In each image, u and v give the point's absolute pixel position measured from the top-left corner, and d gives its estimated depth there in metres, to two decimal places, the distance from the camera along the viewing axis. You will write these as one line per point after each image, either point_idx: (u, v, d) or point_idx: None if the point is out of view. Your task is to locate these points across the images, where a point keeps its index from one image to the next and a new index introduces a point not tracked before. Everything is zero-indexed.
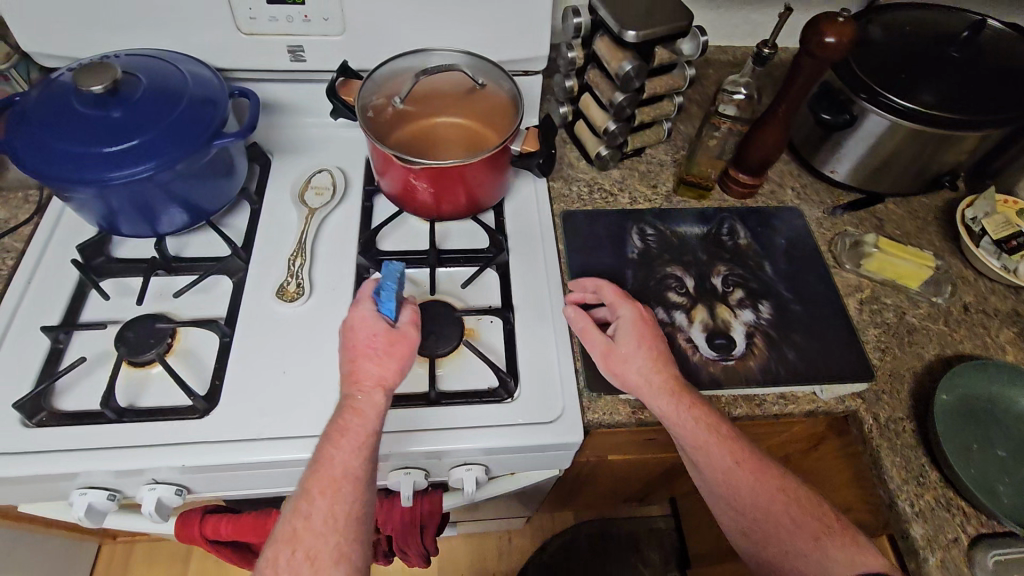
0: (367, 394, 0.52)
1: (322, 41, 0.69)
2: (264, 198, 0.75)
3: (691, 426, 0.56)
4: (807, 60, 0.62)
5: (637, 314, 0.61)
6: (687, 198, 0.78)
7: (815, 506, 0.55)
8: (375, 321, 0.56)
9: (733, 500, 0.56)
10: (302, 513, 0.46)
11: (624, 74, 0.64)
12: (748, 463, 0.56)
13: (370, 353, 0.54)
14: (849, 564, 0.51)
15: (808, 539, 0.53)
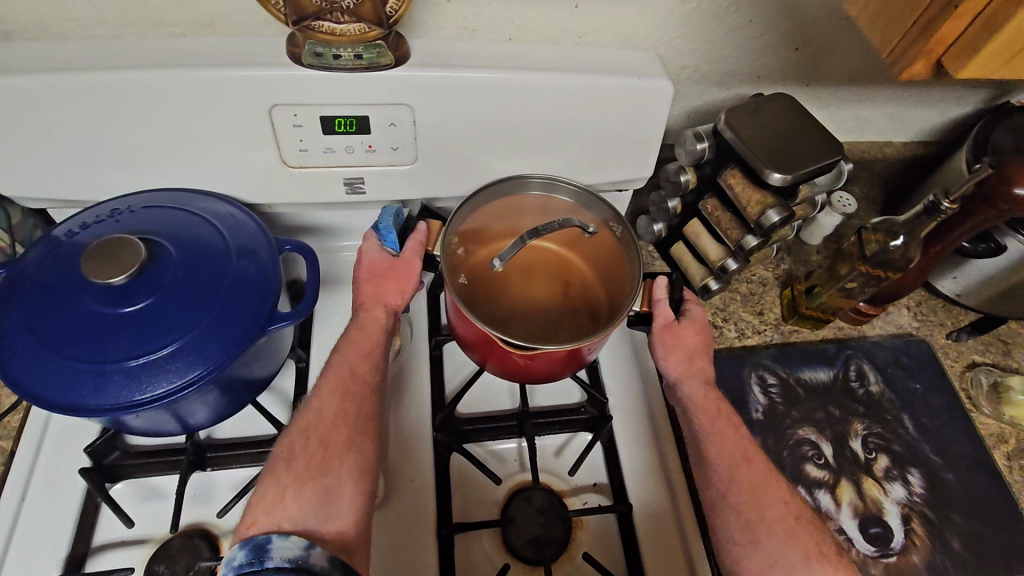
0: (369, 312, 0.53)
1: (388, 171, 0.56)
2: (312, 350, 0.62)
3: (708, 412, 0.52)
4: (986, 209, 0.54)
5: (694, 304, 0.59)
6: (800, 328, 0.69)
7: (819, 533, 0.47)
8: (375, 252, 0.56)
9: (739, 502, 0.47)
10: (317, 411, 0.47)
11: (769, 224, 0.54)
12: (760, 464, 0.49)
13: (375, 278, 0.55)
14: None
15: (798, 555, 0.45)
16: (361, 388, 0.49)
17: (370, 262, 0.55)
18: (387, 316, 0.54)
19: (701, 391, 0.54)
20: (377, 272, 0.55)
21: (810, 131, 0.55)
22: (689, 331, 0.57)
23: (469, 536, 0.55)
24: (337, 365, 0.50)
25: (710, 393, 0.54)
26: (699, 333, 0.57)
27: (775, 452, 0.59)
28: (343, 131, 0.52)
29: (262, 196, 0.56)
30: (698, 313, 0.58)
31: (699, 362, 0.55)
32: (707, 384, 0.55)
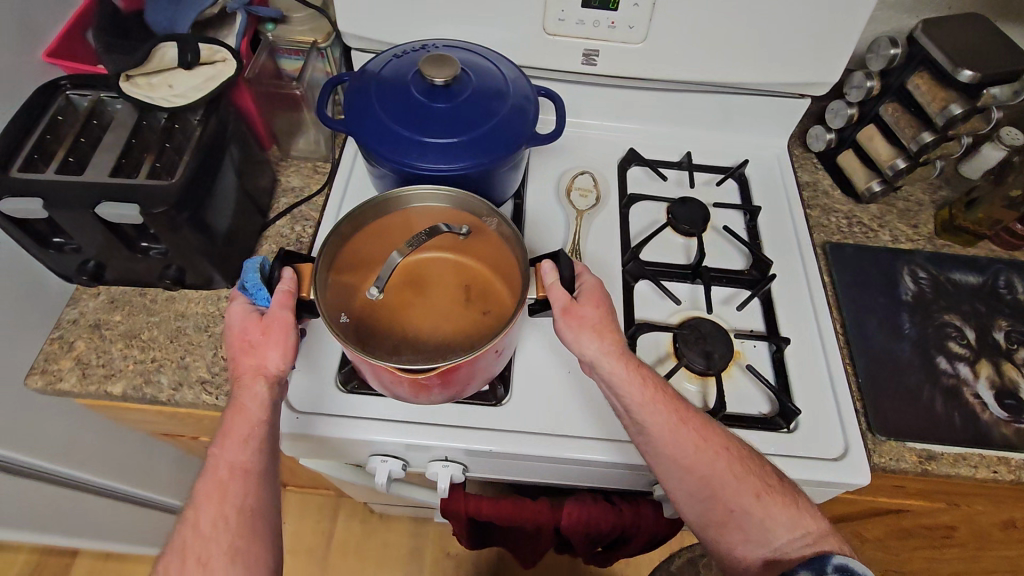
0: (244, 386, 0.50)
1: (620, 47, 0.70)
2: (527, 193, 0.76)
3: (638, 393, 0.53)
4: None
5: (587, 288, 0.57)
6: (951, 243, 0.75)
7: (759, 469, 0.53)
8: (239, 318, 0.52)
9: (688, 466, 0.52)
10: (229, 432, 0.48)
11: (949, 116, 0.62)
12: (691, 421, 0.54)
13: (248, 344, 0.51)
14: (793, 529, 0.51)
15: (748, 497, 0.52)
16: (255, 408, 0.49)
17: (240, 325, 0.52)
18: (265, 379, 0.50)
19: (631, 373, 0.54)
20: (245, 340, 0.51)
21: (999, 44, 0.62)
22: (592, 311, 0.55)
23: (643, 344, 0.67)
24: (233, 407, 0.50)
25: (636, 367, 0.54)
26: (604, 306, 0.56)
27: (921, 328, 0.67)
28: (598, 5, 0.66)
29: (518, 58, 0.72)
30: (594, 285, 0.57)
31: (610, 334, 0.55)
32: (622, 352, 0.55)
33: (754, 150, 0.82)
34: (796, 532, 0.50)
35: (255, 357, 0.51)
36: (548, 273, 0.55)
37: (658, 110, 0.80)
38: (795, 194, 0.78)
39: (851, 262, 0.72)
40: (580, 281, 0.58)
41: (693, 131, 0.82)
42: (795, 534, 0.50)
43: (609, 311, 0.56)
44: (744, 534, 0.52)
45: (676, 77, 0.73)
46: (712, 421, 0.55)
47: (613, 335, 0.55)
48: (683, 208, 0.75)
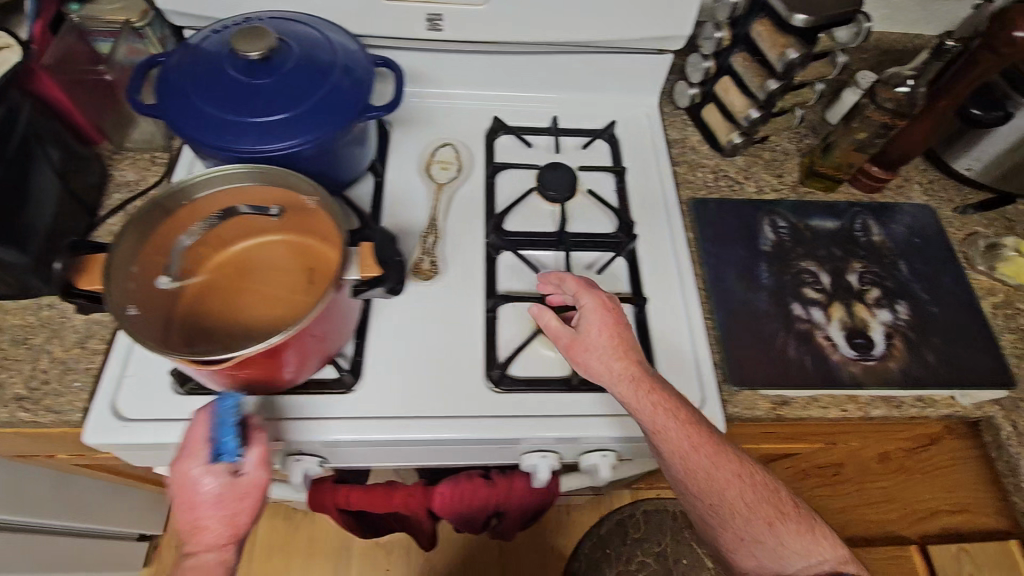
0: (199, 553, 0.48)
1: (464, 10, 0.67)
2: (388, 168, 0.73)
3: (647, 415, 0.54)
4: (988, 57, 0.59)
5: (595, 309, 0.57)
6: (815, 189, 0.76)
7: (780, 495, 0.55)
8: (226, 479, 0.49)
9: (703, 494, 0.54)
10: (203, 561, 0.47)
11: (787, 62, 0.62)
12: (706, 448, 0.54)
13: (224, 508, 0.49)
14: (808, 555, 0.52)
15: (761, 525, 0.53)
16: (228, 551, 0.49)
17: (239, 485, 0.49)
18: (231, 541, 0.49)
19: (665, 398, 0.54)
20: (237, 499, 0.49)
21: None
22: (598, 333, 0.57)
23: (505, 316, 0.66)
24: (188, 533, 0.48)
25: (661, 390, 0.54)
26: (617, 328, 0.57)
27: (779, 277, 0.68)
28: None
29: (359, 28, 0.68)
30: (610, 306, 0.58)
31: (623, 357, 0.55)
32: (638, 378, 0.55)
33: (624, 110, 0.81)
34: (811, 559, 0.52)
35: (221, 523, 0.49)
36: (542, 316, 0.59)
37: (523, 76, 0.78)
38: (662, 152, 0.78)
39: (713, 216, 0.72)
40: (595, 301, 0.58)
41: (561, 94, 0.81)
42: (809, 561, 0.52)
43: (622, 332, 0.57)
44: (758, 560, 0.54)
45: (529, 39, 0.71)
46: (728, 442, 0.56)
47: (626, 356, 0.56)
48: (553, 172, 0.74)
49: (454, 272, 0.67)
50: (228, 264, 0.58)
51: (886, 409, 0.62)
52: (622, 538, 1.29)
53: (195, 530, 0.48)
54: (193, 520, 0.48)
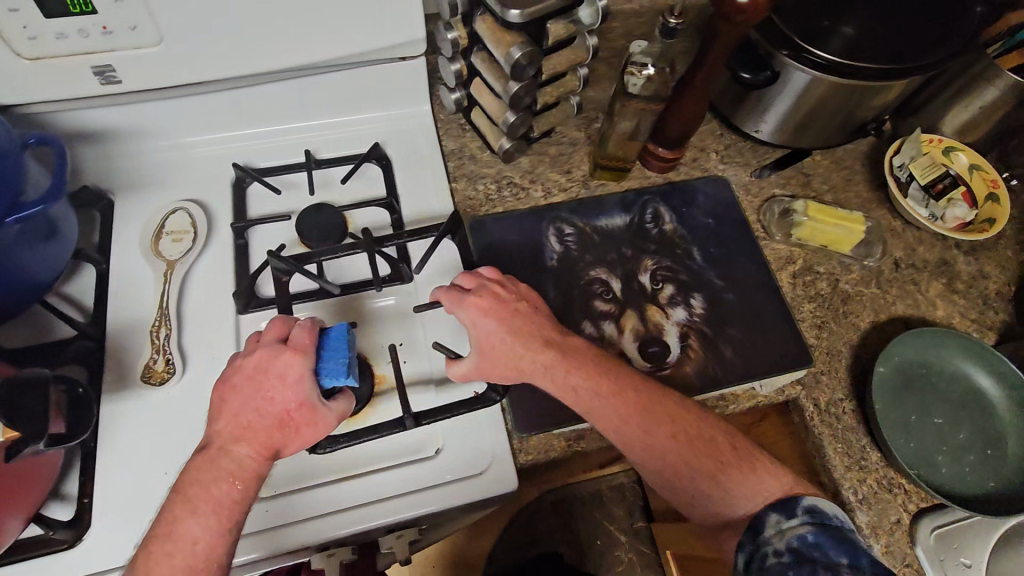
0: (161, 549, 0.43)
1: (135, 55, 0.55)
2: (110, 252, 0.62)
3: (581, 395, 0.52)
4: (722, 24, 0.54)
5: (475, 307, 0.54)
6: (605, 180, 0.71)
7: (701, 445, 0.51)
8: (297, 386, 0.49)
9: (642, 458, 0.52)
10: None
11: (514, 63, 0.54)
12: (633, 412, 0.51)
13: (282, 426, 0.48)
14: (755, 498, 0.50)
15: (709, 478, 0.51)
16: (207, 531, 0.45)
17: (289, 401, 0.49)
18: (264, 465, 0.48)
19: (583, 376, 0.52)
20: (286, 419, 0.49)
21: None
22: (491, 326, 0.54)
23: None
24: (157, 541, 0.44)
25: (584, 364, 0.53)
26: (516, 316, 0.55)
27: (566, 294, 0.63)
28: (65, 13, 0.50)
29: (14, 95, 0.56)
30: (493, 293, 0.56)
31: (526, 333, 0.54)
32: (546, 346, 0.53)
33: (393, 126, 0.73)
34: (757, 500, 0.50)
35: (277, 443, 0.48)
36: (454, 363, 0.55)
37: (261, 110, 0.68)
38: (437, 168, 0.70)
39: (494, 237, 0.66)
40: (492, 292, 0.56)
41: (317, 120, 0.71)
42: (754, 501, 0.50)
43: (526, 313, 0.55)
44: (714, 511, 0.51)
45: (240, 72, 0.60)
46: (674, 396, 0.53)
47: (534, 342, 0.54)
48: (313, 213, 0.65)
49: (197, 365, 0.57)
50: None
51: None
52: (530, 538, 1.25)
53: (166, 548, 0.44)
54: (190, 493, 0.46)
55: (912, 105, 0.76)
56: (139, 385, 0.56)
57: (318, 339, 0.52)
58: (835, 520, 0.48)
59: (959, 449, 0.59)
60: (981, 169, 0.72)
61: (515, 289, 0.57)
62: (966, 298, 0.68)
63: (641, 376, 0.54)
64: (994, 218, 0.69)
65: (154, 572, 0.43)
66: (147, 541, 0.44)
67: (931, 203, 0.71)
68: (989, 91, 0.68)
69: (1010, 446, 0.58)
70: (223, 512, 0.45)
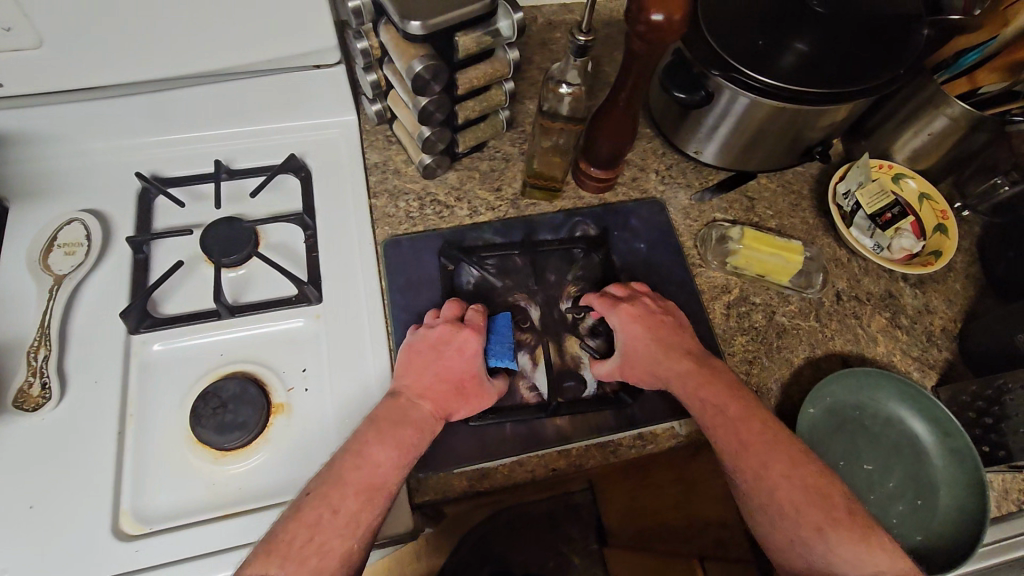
0: (368, 465, 0.46)
1: (14, 57, 0.51)
2: None
3: (709, 410, 0.51)
4: (637, 42, 0.51)
5: (627, 313, 0.56)
6: (536, 200, 0.67)
7: (824, 497, 0.47)
8: (475, 358, 0.53)
9: (749, 488, 0.49)
10: (333, 501, 0.44)
11: (415, 76, 0.51)
12: (755, 426, 0.50)
13: (457, 393, 0.52)
14: (861, 567, 0.44)
15: (809, 531, 0.46)
16: (391, 461, 0.47)
17: (464, 372, 0.53)
18: (439, 424, 0.51)
19: (712, 392, 0.52)
20: (461, 386, 0.52)
21: None
22: (638, 331, 0.56)
23: (149, 428, 0.54)
24: (352, 456, 0.46)
25: (718, 379, 0.53)
26: (663, 328, 0.56)
27: None
28: None
29: None
30: (645, 305, 0.58)
31: (670, 337, 0.56)
32: (691, 354, 0.55)
33: (316, 135, 0.69)
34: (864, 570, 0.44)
35: (451, 408, 0.51)
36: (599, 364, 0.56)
37: (171, 117, 0.64)
38: (357, 183, 0.66)
39: (410, 258, 0.62)
40: (640, 303, 0.58)
41: (234, 128, 0.68)
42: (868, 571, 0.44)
43: (670, 326, 0.57)
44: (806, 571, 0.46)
45: (140, 78, 0.57)
46: (792, 438, 0.50)
47: (678, 349, 0.55)
48: (221, 228, 0.62)
49: (78, 388, 0.54)
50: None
51: (601, 457, 0.55)
52: None
53: (356, 462, 0.46)
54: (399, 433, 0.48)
55: (863, 128, 0.72)
56: (11, 411, 0.52)
57: (488, 324, 0.56)
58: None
59: (888, 499, 0.56)
60: (932, 199, 0.68)
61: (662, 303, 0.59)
62: (909, 334, 0.65)
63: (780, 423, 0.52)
64: (941, 249, 0.66)
65: (317, 490, 0.44)
66: (345, 451, 0.47)
67: (877, 233, 0.68)
68: (938, 118, 0.64)
69: (942, 498, 0.55)
70: (405, 451, 0.47)
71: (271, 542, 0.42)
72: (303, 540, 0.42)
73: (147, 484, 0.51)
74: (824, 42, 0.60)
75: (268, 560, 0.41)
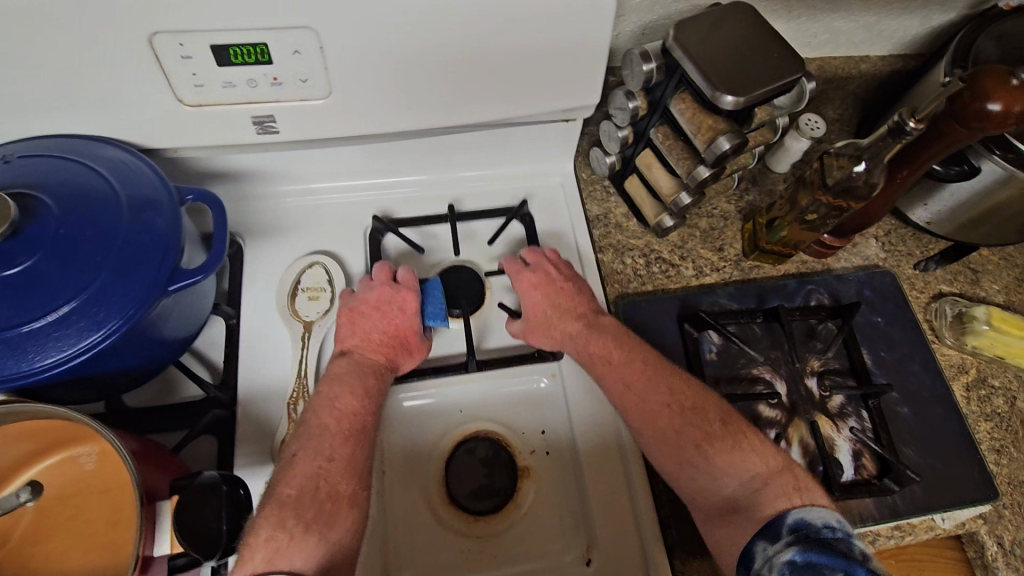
0: (329, 401, 0.48)
1: (301, 107, 0.51)
2: (240, 305, 0.58)
3: (597, 360, 0.53)
4: (956, 127, 0.49)
5: (529, 283, 0.58)
6: (761, 263, 0.66)
7: (698, 414, 0.48)
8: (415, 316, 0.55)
9: (644, 428, 0.50)
10: (324, 450, 0.45)
11: (718, 152, 0.49)
12: (638, 376, 0.51)
13: (400, 344, 0.54)
14: (736, 472, 0.45)
15: (689, 448, 0.47)
16: (367, 406, 0.49)
17: (405, 326, 0.54)
18: (389, 374, 0.53)
19: (601, 343, 0.54)
20: (404, 339, 0.54)
21: (765, 47, 0.50)
22: (542, 299, 0.57)
23: (401, 481, 0.53)
24: (319, 408, 0.48)
25: (608, 334, 0.54)
26: (563, 293, 0.57)
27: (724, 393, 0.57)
28: (239, 61, 0.46)
29: (165, 139, 0.52)
30: (549, 272, 0.58)
31: (573, 291, 0.57)
32: (585, 311, 0.56)
33: (535, 184, 0.68)
34: (742, 476, 0.45)
35: (399, 361, 0.54)
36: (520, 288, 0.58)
37: (406, 162, 0.64)
38: (583, 236, 0.65)
39: (645, 321, 0.61)
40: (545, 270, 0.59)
41: (459, 173, 0.67)
42: (742, 480, 0.45)
43: (575, 288, 0.58)
44: (699, 488, 0.47)
45: (405, 128, 0.56)
46: (671, 366, 0.52)
47: (574, 311, 0.56)
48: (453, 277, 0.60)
49: None
50: (50, 512, 0.44)
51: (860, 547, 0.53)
52: None
53: (318, 424, 0.47)
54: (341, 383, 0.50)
55: None
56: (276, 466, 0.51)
57: (420, 286, 0.57)
58: (823, 532, 0.40)
59: None
60: None
61: (569, 270, 0.59)
62: None
63: (658, 354, 0.53)
64: None
65: (303, 448, 0.45)
66: (311, 408, 0.48)
67: None
68: None
69: None
70: (363, 392, 0.49)
71: (275, 501, 0.42)
72: (312, 493, 0.43)
73: (409, 546, 0.51)
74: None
75: (281, 514, 0.41)
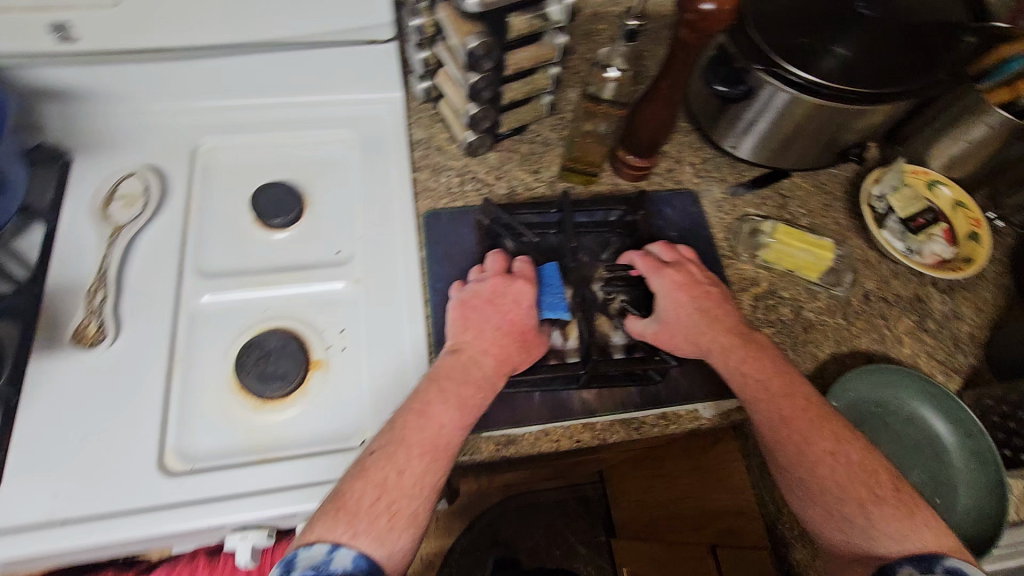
0: (433, 410, 0.48)
1: (92, 15, 0.54)
2: (59, 212, 0.62)
3: (751, 384, 0.53)
4: (688, 31, 0.52)
5: (672, 282, 0.57)
6: (573, 183, 0.69)
7: (870, 475, 0.48)
8: (531, 310, 0.55)
9: (792, 465, 0.50)
10: (398, 460, 0.46)
11: (470, 53, 0.53)
12: (847, 436, 0.50)
13: (520, 343, 0.54)
14: (902, 542, 0.45)
15: (853, 505, 0.47)
16: (455, 422, 0.48)
17: (522, 321, 0.55)
18: (502, 380, 0.52)
19: (756, 365, 0.53)
20: (523, 335, 0.54)
21: None
22: (683, 301, 0.57)
23: (193, 369, 0.56)
24: (413, 416, 0.48)
25: (768, 360, 0.54)
26: (708, 298, 0.57)
27: None
28: None
29: None
30: (691, 271, 0.59)
31: (722, 312, 0.57)
32: (741, 332, 0.56)
33: (361, 111, 0.72)
34: (905, 546, 0.45)
35: (518, 362, 0.53)
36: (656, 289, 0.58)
37: (229, 85, 0.68)
38: (402, 156, 0.68)
39: (446, 233, 0.65)
40: (685, 270, 0.59)
41: (288, 98, 0.70)
42: (907, 549, 0.45)
43: (712, 294, 0.58)
44: (850, 545, 0.47)
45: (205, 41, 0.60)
46: (837, 417, 0.51)
47: (722, 321, 0.56)
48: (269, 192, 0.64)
49: (130, 332, 0.57)
50: None
51: (624, 433, 0.57)
52: (491, 542, 1.14)
53: (418, 423, 0.48)
54: (460, 394, 0.50)
55: (900, 134, 0.73)
56: (69, 346, 0.55)
57: (538, 275, 0.58)
58: None
59: None
60: (965, 207, 0.69)
61: (708, 276, 0.60)
62: (936, 338, 0.66)
63: (820, 395, 0.53)
64: (972, 257, 0.66)
65: (380, 450, 0.46)
66: (403, 411, 0.49)
67: (909, 236, 0.68)
68: (978, 127, 0.65)
69: (961, 496, 0.55)
70: (464, 411, 0.49)
71: (340, 498, 0.44)
72: (372, 501, 0.44)
73: (192, 425, 0.54)
74: (867, 46, 0.60)
75: (337, 517, 0.43)
